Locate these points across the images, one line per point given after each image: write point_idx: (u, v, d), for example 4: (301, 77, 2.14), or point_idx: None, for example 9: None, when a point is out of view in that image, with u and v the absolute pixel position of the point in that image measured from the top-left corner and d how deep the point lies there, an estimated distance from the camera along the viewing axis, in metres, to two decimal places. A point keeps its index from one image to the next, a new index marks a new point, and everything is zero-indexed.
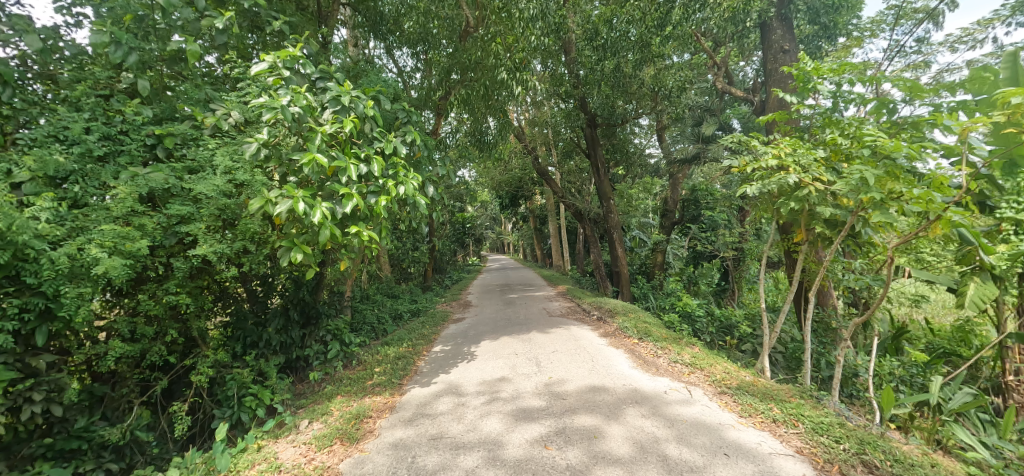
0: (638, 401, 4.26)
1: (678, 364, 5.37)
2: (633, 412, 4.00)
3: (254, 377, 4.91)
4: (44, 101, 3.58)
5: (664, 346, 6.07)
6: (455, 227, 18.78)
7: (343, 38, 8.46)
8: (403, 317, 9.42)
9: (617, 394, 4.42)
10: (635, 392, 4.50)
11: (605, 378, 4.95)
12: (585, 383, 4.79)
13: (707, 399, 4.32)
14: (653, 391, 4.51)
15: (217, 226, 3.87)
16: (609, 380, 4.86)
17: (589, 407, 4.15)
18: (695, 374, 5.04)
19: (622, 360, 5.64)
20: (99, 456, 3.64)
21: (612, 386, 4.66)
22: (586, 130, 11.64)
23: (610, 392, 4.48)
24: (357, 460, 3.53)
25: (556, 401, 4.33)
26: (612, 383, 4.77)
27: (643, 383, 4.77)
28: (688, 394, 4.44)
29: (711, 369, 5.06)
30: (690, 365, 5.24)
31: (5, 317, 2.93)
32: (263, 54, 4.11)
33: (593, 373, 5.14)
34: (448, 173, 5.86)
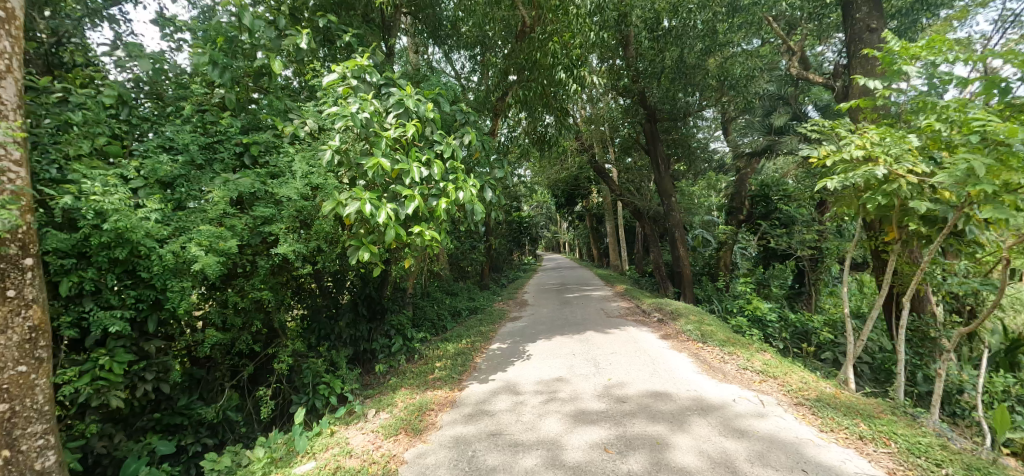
0: (703, 409, 4.08)
1: (747, 371, 5.09)
2: (699, 421, 3.84)
3: (327, 367, 5.25)
4: (154, 117, 4.06)
5: (731, 351, 5.76)
6: (512, 226, 19.02)
7: (404, 46, 8.87)
8: (461, 314, 9.69)
9: (681, 401, 4.27)
10: (702, 400, 4.31)
11: (668, 383, 4.78)
12: (646, 387, 4.66)
13: (782, 410, 4.05)
14: (720, 399, 4.31)
15: (296, 226, 4.17)
16: (671, 385, 4.70)
17: (650, 412, 4.04)
18: (767, 382, 4.75)
19: (685, 365, 5.43)
20: (197, 431, 4.03)
21: (674, 392, 4.50)
22: (646, 125, 11.24)
23: (673, 398, 4.34)
24: (420, 451, 3.66)
25: (616, 404, 4.25)
26: (675, 389, 4.61)
27: (710, 390, 4.56)
28: (759, 404, 4.20)
29: (786, 379, 4.74)
30: (762, 373, 4.95)
31: (123, 306, 3.32)
32: (335, 65, 4.37)
33: (655, 377, 4.99)
34: (506, 173, 5.91)
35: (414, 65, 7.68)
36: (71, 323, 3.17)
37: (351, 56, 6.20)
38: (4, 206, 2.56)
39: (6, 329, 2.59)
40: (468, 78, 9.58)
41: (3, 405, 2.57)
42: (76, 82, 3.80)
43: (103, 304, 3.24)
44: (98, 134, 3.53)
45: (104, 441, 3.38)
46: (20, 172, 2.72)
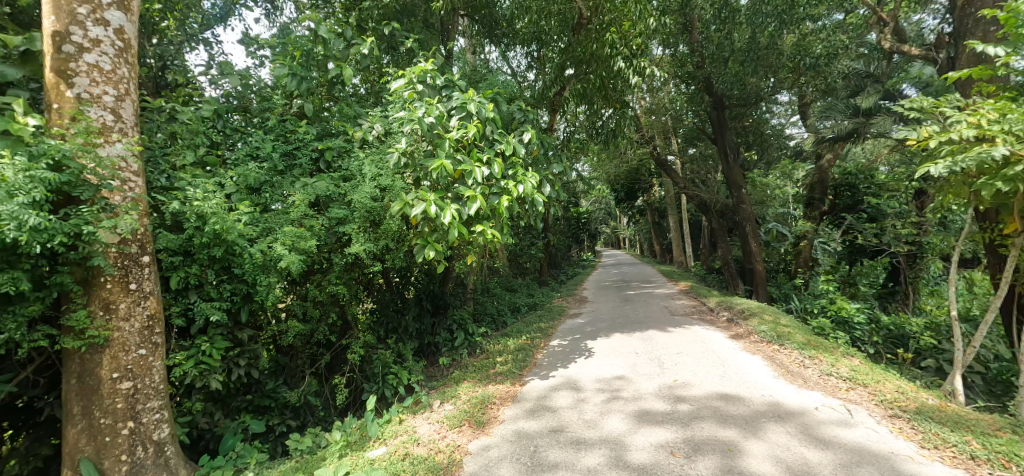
0: (780, 416, 3.83)
1: (832, 377, 4.71)
2: (776, 428, 3.61)
3: (395, 358, 5.54)
4: (243, 128, 4.49)
5: (813, 355, 5.36)
6: (571, 222, 18.89)
7: (462, 47, 9.11)
8: (520, 310, 9.79)
9: (754, 406, 4.04)
10: (778, 406, 4.05)
11: (739, 386, 4.54)
12: (715, 389, 4.46)
13: (874, 422, 3.70)
14: (799, 406, 4.02)
15: (367, 225, 4.41)
16: (744, 389, 4.45)
17: (721, 416, 3.85)
18: (855, 391, 4.36)
19: (759, 368, 5.12)
20: (282, 413, 4.40)
21: (747, 396, 4.27)
22: (711, 113, 10.74)
23: (746, 403, 4.11)
24: (483, 443, 3.75)
25: (682, 406, 4.10)
26: (747, 393, 4.36)
27: (788, 396, 4.27)
28: (845, 413, 3.87)
29: (879, 387, 4.34)
30: (849, 380, 4.56)
31: (221, 298, 3.69)
32: (401, 71, 4.51)
33: (725, 379, 4.75)
34: (565, 169, 5.88)
35: (472, 65, 7.85)
36: (180, 312, 3.57)
37: (413, 61, 6.46)
38: (127, 211, 2.94)
39: (130, 317, 2.96)
40: (524, 75, 9.62)
41: (128, 382, 2.95)
42: (180, 100, 4.30)
43: (204, 296, 3.62)
44: (198, 145, 3.97)
45: (206, 418, 3.78)
46: (139, 182, 3.11)
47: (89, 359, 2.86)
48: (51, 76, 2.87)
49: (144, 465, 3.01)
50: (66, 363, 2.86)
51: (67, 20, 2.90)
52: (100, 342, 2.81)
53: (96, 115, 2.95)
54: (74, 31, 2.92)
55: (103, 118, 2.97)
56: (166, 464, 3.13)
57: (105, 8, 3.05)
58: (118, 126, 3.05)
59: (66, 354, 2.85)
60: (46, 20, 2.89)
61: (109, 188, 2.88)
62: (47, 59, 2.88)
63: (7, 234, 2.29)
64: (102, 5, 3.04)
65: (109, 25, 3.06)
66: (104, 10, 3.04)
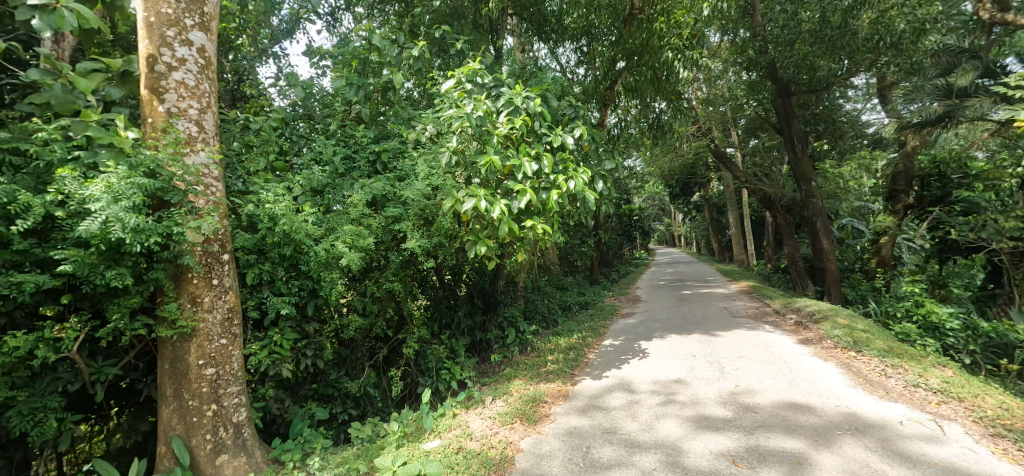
0: (857, 429, 3.57)
1: (919, 389, 4.32)
2: (852, 442, 3.36)
3: (448, 353, 5.71)
4: (307, 135, 4.82)
5: (896, 363, 4.94)
6: (623, 220, 18.51)
7: (511, 47, 9.19)
8: (571, 308, 9.75)
9: (827, 417, 3.79)
10: (854, 418, 3.77)
11: (809, 395, 4.28)
12: (781, 397, 4.23)
13: (969, 440, 3.36)
14: (879, 419, 3.73)
15: (421, 224, 4.57)
16: (814, 398, 4.19)
17: (789, 426, 3.65)
18: (948, 405, 3.99)
19: (832, 376, 4.79)
20: (344, 402, 4.66)
21: (818, 406, 4.01)
22: (777, 100, 10.42)
23: (816, 413, 3.87)
24: (535, 441, 3.78)
25: (745, 413, 3.92)
26: (818, 402, 4.10)
27: (865, 407, 3.98)
28: (934, 429, 3.55)
29: (978, 403, 3.94)
30: (940, 393, 4.17)
31: (290, 293, 3.96)
32: (451, 71, 4.65)
33: (793, 387, 4.50)
34: (616, 165, 5.79)
35: (521, 63, 7.91)
36: (255, 306, 3.88)
37: (463, 63, 6.60)
38: (209, 213, 3.23)
39: (213, 309, 3.26)
40: (573, 71, 9.55)
41: (211, 369, 3.24)
42: (252, 111, 4.70)
43: (275, 291, 3.91)
44: (269, 152, 4.30)
45: (277, 404, 4.09)
46: (219, 186, 3.40)
47: (179, 347, 3.17)
48: (147, 93, 3.22)
49: (225, 444, 3.30)
50: (161, 350, 3.19)
51: (158, 42, 3.23)
52: (188, 331, 3.12)
53: (184, 127, 3.26)
54: (165, 52, 3.24)
55: (190, 129, 3.29)
56: (244, 445, 3.42)
57: (189, 29, 3.36)
58: (201, 137, 3.36)
59: (160, 341, 3.18)
60: (141, 44, 3.23)
61: (195, 193, 3.18)
62: (142, 78, 3.23)
63: (113, 234, 2.60)
64: (187, 27, 3.35)
65: (193, 44, 3.37)
66: (189, 31, 3.35)
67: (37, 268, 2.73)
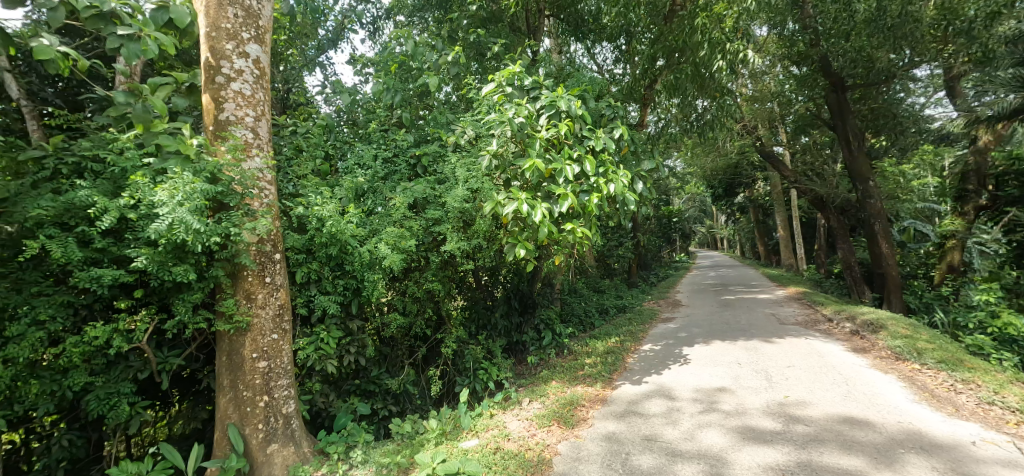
0: (923, 448, 3.34)
1: (994, 409, 3.99)
2: (917, 462, 3.14)
3: (485, 354, 5.78)
4: (351, 140, 5.02)
5: (968, 378, 4.56)
6: (663, 222, 18.09)
7: (548, 47, 9.22)
8: (608, 311, 9.62)
9: (888, 434, 3.55)
10: (920, 436, 3.52)
11: (868, 409, 4.03)
12: (836, 411, 4.00)
13: None
14: (948, 438, 3.47)
15: (460, 226, 4.65)
16: (874, 413, 3.95)
17: (845, 442, 3.46)
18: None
19: (894, 390, 4.50)
20: (384, 398, 4.80)
21: (878, 422, 3.78)
22: (830, 95, 9.91)
23: (876, 429, 3.64)
24: (573, 444, 3.76)
25: (796, 426, 3.75)
26: (878, 417, 3.86)
27: (932, 425, 3.71)
28: (1013, 452, 3.26)
29: None
30: (1020, 414, 3.83)
31: (336, 292, 4.12)
32: (491, 75, 4.72)
33: (849, 400, 4.25)
34: (656, 165, 5.69)
35: (558, 64, 7.91)
36: (303, 303, 4.07)
37: (500, 65, 6.67)
38: (263, 215, 3.41)
39: (266, 306, 3.45)
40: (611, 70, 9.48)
41: (264, 362, 3.43)
42: (302, 117, 4.98)
43: (322, 290, 4.08)
44: (316, 156, 4.53)
45: (323, 398, 4.27)
46: (272, 190, 3.59)
47: (235, 340, 3.37)
48: (209, 103, 3.45)
49: (276, 434, 3.48)
50: (219, 343, 3.41)
51: (219, 55, 3.45)
52: (243, 326, 3.31)
53: (242, 134, 3.48)
54: (225, 64, 3.46)
55: (247, 136, 3.49)
56: (292, 435, 3.59)
57: (246, 42, 3.56)
58: (256, 143, 3.57)
59: (218, 335, 3.39)
60: (203, 56, 3.46)
61: (251, 196, 3.38)
62: (205, 89, 3.46)
63: (178, 235, 2.80)
64: (244, 39, 3.55)
65: (249, 56, 3.58)
66: (246, 44, 3.55)
67: (114, 265, 3.00)
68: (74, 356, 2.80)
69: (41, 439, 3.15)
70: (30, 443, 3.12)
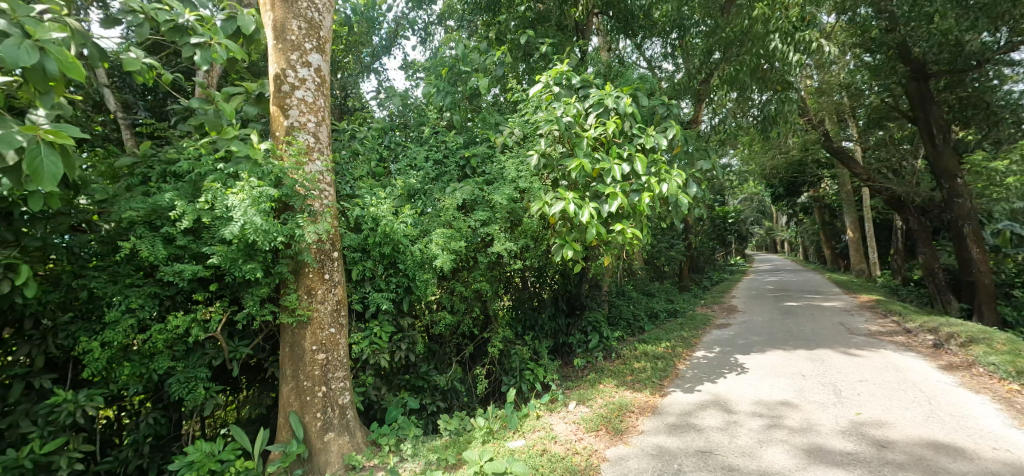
0: None
1: None
2: None
3: (531, 355, 5.80)
4: (403, 143, 5.21)
5: None
6: (717, 223, 17.34)
7: (596, 45, 9.11)
8: (659, 315, 9.34)
9: (982, 463, 3.19)
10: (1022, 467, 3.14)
11: (956, 434, 3.66)
12: (919, 434, 3.66)
13: None
14: None
15: (508, 226, 4.69)
16: (964, 439, 3.57)
17: (930, 469, 3.14)
18: None
19: (988, 413, 4.05)
20: (433, 394, 4.93)
21: (969, 449, 3.41)
22: (910, 84, 9.14)
23: (967, 457, 3.28)
24: (621, 451, 3.70)
25: (871, 448, 3.46)
26: (968, 444, 3.49)
27: None
28: None
29: None
30: None
31: (389, 289, 4.27)
32: (540, 75, 4.74)
33: (933, 422, 3.88)
34: (712, 164, 5.47)
35: (606, 62, 7.80)
36: (358, 300, 4.25)
37: (548, 65, 6.68)
38: (323, 216, 3.59)
39: (325, 301, 3.64)
40: (662, 65, 9.22)
41: (322, 354, 3.62)
42: (358, 122, 5.24)
43: (376, 287, 4.24)
44: (371, 159, 4.73)
45: (375, 391, 4.44)
46: (331, 191, 3.78)
47: (297, 333, 3.59)
48: (276, 110, 3.69)
49: (333, 423, 3.66)
50: (283, 335, 3.63)
51: (285, 65, 3.68)
52: (304, 319, 3.51)
53: (304, 139, 3.69)
54: (289, 74, 3.69)
55: (309, 140, 3.70)
56: (347, 425, 3.76)
57: (309, 52, 3.77)
58: (317, 147, 3.77)
59: (282, 327, 3.62)
60: (271, 66, 3.70)
61: (312, 197, 3.57)
62: (272, 97, 3.71)
63: (248, 234, 3.01)
64: (307, 50, 3.76)
65: (312, 65, 3.78)
66: (308, 54, 3.76)
67: (193, 260, 3.27)
68: (158, 342, 3.08)
69: (130, 416, 3.49)
70: (121, 419, 3.46)
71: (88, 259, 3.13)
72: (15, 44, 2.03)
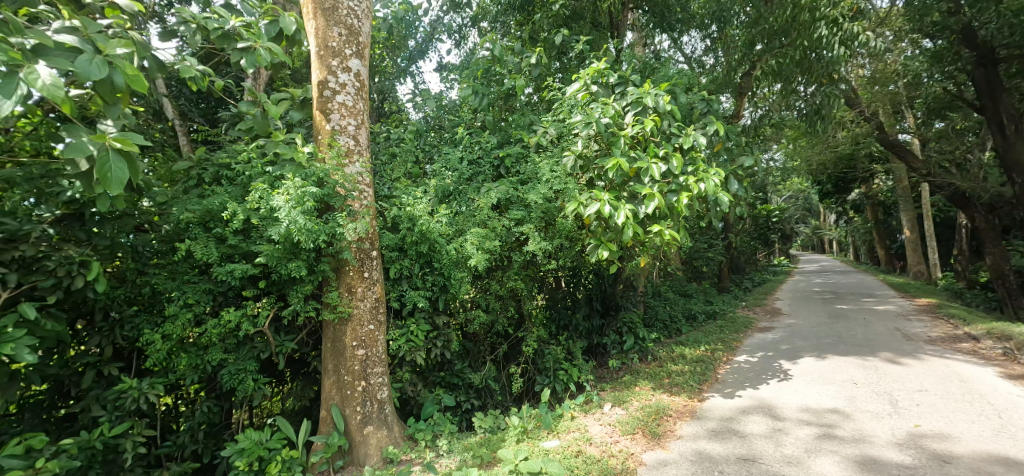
0: None
1: None
2: None
3: (565, 355, 5.79)
4: (438, 145, 5.31)
5: None
6: (759, 222, 16.70)
7: (632, 41, 8.97)
8: (697, 317, 9.09)
9: None
10: None
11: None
12: (986, 450, 3.40)
13: None
14: None
15: (542, 226, 4.68)
16: None
17: None
18: None
19: None
20: (467, 392, 4.99)
21: None
22: (975, 72, 8.51)
23: None
24: (659, 456, 3.62)
25: (932, 462, 3.25)
26: None
27: None
28: None
29: None
30: None
31: (426, 287, 4.35)
32: (576, 74, 4.70)
33: (1003, 437, 3.60)
34: (755, 161, 5.28)
35: (642, 57, 7.67)
36: (396, 298, 4.35)
37: (582, 63, 6.62)
38: (363, 215, 3.70)
39: (364, 298, 3.75)
40: (700, 60, 8.98)
41: (362, 350, 3.73)
42: (396, 125, 5.38)
43: (413, 286, 4.33)
44: (408, 161, 4.85)
45: (412, 387, 4.55)
46: (370, 192, 3.89)
47: (339, 329, 3.72)
48: (318, 114, 3.84)
49: (372, 417, 3.77)
50: (325, 331, 3.78)
51: (327, 70, 3.82)
52: (345, 316, 3.63)
53: (344, 141, 3.82)
54: (331, 79, 3.82)
55: (349, 143, 3.83)
56: (385, 420, 3.86)
57: (349, 57, 3.89)
58: (357, 149, 3.89)
59: (325, 323, 3.76)
60: (314, 72, 3.85)
61: (352, 198, 3.69)
62: (315, 101, 3.86)
63: (292, 233, 3.15)
64: (347, 56, 3.88)
65: (352, 70, 3.90)
66: (348, 60, 3.88)
67: (243, 259, 3.45)
68: (213, 336, 3.28)
69: (187, 404, 3.72)
70: (179, 407, 3.70)
71: (150, 256, 3.36)
72: (88, 59, 2.16)
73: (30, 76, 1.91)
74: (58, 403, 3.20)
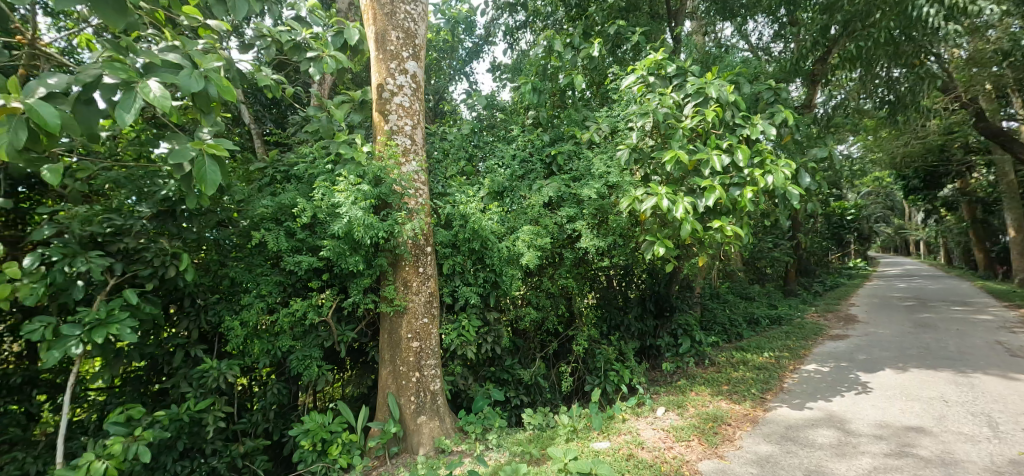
0: None
1: None
2: None
3: (616, 355, 5.69)
4: (491, 142, 5.37)
5: None
6: (831, 221, 15.49)
7: (691, 30, 8.60)
8: (760, 322, 8.58)
9: None
10: None
11: None
12: None
13: None
14: None
15: (595, 223, 4.61)
16: None
17: None
18: None
19: None
20: (516, 388, 5.04)
21: None
22: None
23: None
24: (717, 465, 3.43)
25: None
26: None
27: None
28: None
29: None
30: None
31: (478, 283, 4.43)
32: (634, 66, 4.57)
33: None
34: (830, 153, 4.90)
35: (700, 46, 7.35)
36: (449, 293, 4.47)
37: (637, 56, 6.44)
38: (418, 213, 3.83)
39: (419, 292, 3.89)
40: (766, 47, 8.46)
41: (417, 342, 3.88)
42: (450, 123, 5.51)
43: (465, 281, 4.43)
44: (461, 159, 4.97)
45: (463, 380, 4.66)
46: (424, 190, 4.02)
47: (396, 321, 3.89)
48: (377, 115, 4.02)
49: (425, 406, 3.90)
50: (383, 323, 3.96)
51: (385, 73, 3.99)
52: (401, 309, 3.79)
53: (401, 141, 3.97)
54: (389, 81, 3.98)
55: (406, 143, 3.99)
56: (438, 410, 3.98)
57: (406, 60, 4.04)
58: (412, 149, 4.03)
59: (382, 315, 3.95)
60: (374, 75, 4.03)
61: (408, 195, 3.83)
62: (375, 103, 4.04)
63: (353, 229, 3.33)
64: (404, 58, 4.03)
65: (408, 72, 4.05)
66: (406, 62, 4.04)
67: (309, 253, 3.69)
68: (283, 324, 3.54)
69: (260, 385, 4.03)
70: (253, 387, 4.03)
71: (230, 249, 3.68)
72: (189, 74, 2.38)
73: (144, 90, 2.14)
74: (154, 378, 3.59)
